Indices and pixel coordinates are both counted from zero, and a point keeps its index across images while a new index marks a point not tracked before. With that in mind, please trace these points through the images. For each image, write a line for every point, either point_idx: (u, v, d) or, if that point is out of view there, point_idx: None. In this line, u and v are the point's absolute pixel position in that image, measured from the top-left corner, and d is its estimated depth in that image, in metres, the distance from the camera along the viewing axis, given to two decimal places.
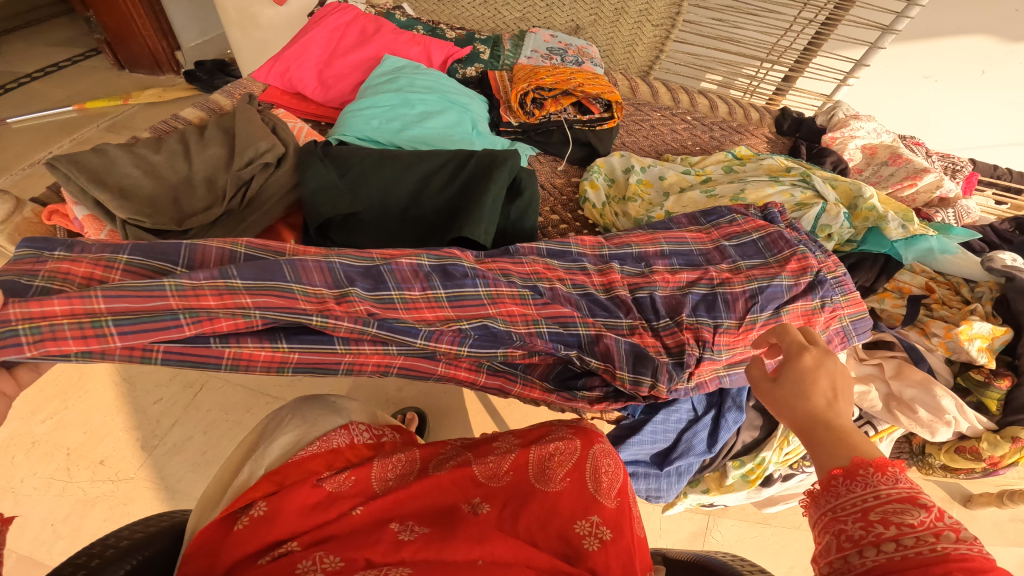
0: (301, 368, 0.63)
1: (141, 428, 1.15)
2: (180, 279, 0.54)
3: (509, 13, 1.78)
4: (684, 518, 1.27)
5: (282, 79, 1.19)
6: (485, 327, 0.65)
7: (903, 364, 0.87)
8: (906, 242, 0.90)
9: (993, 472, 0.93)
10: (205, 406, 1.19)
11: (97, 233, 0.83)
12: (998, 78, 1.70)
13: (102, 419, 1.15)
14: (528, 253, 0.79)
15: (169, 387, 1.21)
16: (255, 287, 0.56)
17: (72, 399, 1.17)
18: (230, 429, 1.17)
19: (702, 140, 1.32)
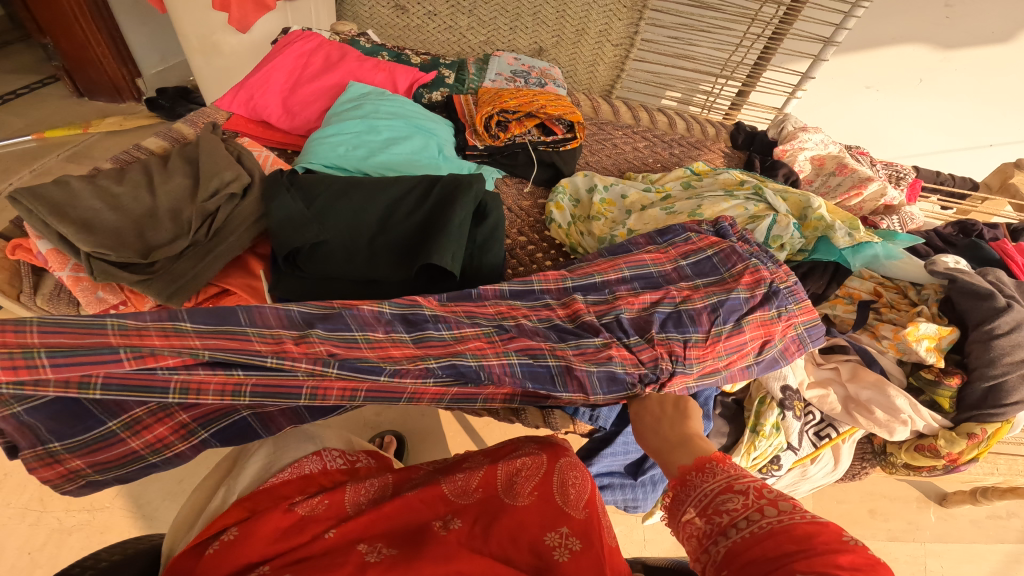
0: (260, 396, 0.56)
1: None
2: (124, 318, 0.52)
3: (474, 37, 1.83)
4: (665, 527, 1.29)
5: (246, 107, 1.18)
6: (454, 365, 0.64)
7: (857, 367, 0.92)
8: (853, 250, 0.95)
9: (954, 469, 0.94)
10: None
11: (61, 267, 0.81)
12: (935, 85, 1.81)
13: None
14: (490, 295, 0.80)
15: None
16: (204, 329, 0.55)
17: None
18: (208, 456, 1.18)
19: (663, 156, 1.37)
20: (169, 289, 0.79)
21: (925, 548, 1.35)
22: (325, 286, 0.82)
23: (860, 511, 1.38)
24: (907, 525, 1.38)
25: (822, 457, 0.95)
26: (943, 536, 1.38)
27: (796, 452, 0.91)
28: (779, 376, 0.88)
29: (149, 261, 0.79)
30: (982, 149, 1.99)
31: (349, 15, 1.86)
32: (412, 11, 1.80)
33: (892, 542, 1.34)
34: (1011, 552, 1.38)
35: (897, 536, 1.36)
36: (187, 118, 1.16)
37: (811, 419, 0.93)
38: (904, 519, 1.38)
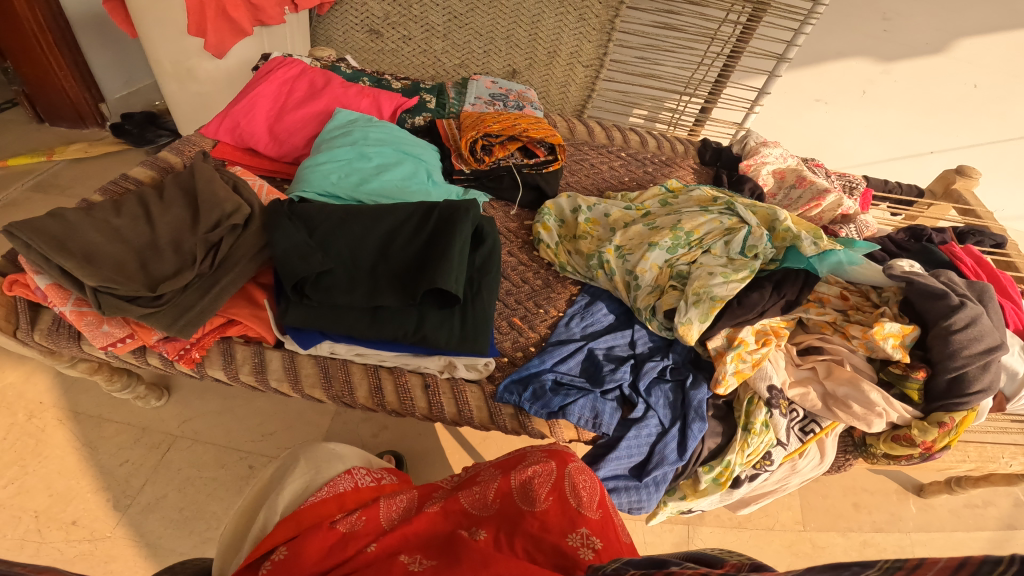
0: None
1: (112, 489, 1.18)
2: None
3: (449, 60, 1.88)
4: (665, 530, 1.36)
5: (232, 134, 1.17)
6: None
7: (832, 365, 0.99)
8: (819, 257, 1.01)
9: (930, 457, 0.99)
10: (175, 465, 1.23)
11: (63, 302, 0.82)
12: (877, 97, 1.95)
13: (68, 482, 1.17)
14: None
15: (136, 448, 1.24)
16: None
17: (31, 464, 1.18)
18: (205, 487, 1.20)
19: (638, 174, 1.45)
20: (178, 323, 0.81)
21: (910, 538, 1.44)
22: (334, 314, 0.84)
23: (846, 506, 1.47)
24: (889, 517, 1.48)
25: (809, 450, 0.99)
26: (925, 526, 1.48)
27: (785, 447, 0.95)
28: (765, 377, 0.94)
29: (157, 294, 0.80)
30: (925, 155, 2.14)
31: (323, 40, 1.89)
32: (387, 35, 1.84)
33: (878, 533, 1.44)
34: (990, 538, 1.49)
35: (883, 527, 1.45)
36: (172, 147, 1.15)
37: (796, 416, 0.98)
38: (886, 511, 1.49)
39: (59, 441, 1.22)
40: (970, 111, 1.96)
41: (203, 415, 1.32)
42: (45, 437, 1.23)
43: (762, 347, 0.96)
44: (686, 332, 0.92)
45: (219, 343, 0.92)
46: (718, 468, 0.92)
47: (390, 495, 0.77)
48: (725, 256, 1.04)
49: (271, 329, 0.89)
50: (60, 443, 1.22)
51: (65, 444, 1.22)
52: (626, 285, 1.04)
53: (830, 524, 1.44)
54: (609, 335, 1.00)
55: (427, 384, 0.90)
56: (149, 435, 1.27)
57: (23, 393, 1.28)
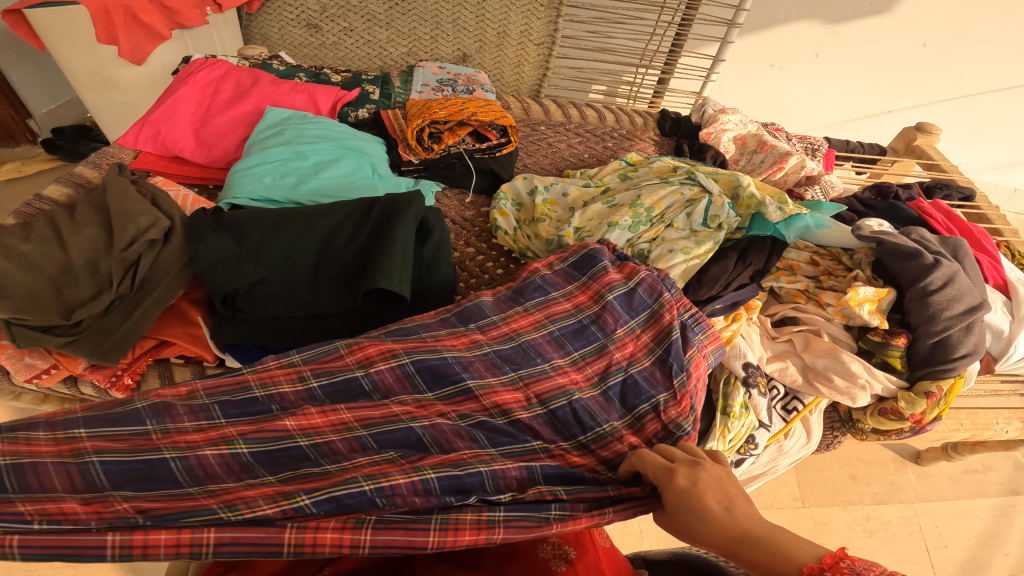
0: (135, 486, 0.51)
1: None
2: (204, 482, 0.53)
3: (396, 49, 1.80)
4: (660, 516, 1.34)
5: (154, 143, 1.08)
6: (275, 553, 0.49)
7: (809, 337, 0.94)
8: (786, 223, 0.96)
9: (921, 429, 0.96)
10: None
11: None
12: (831, 59, 1.92)
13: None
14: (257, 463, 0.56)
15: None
16: (132, 491, 0.50)
17: None
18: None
19: (597, 150, 1.40)
20: (102, 348, 0.75)
21: (913, 508, 1.46)
22: (272, 326, 0.78)
23: (843, 478, 1.48)
24: (889, 487, 1.49)
25: (794, 430, 0.95)
26: (927, 495, 1.49)
27: (768, 428, 0.91)
28: (739, 355, 0.91)
29: (72, 321, 0.74)
30: (882, 115, 2.11)
31: (258, 38, 1.78)
32: (326, 29, 1.74)
33: (880, 505, 1.45)
34: (996, 505, 1.51)
35: (884, 499, 1.46)
36: (86, 161, 1.06)
37: (777, 394, 0.94)
38: (886, 482, 1.50)
39: None
40: (925, 68, 1.93)
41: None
42: None
43: (733, 323, 0.93)
44: None
45: (157, 367, 0.85)
46: None
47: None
48: (688, 228, 1.00)
49: (210, 348, 0.81)
50: None
51: None
52: None
53: (830, 498, 1.44)
54: None
55: None
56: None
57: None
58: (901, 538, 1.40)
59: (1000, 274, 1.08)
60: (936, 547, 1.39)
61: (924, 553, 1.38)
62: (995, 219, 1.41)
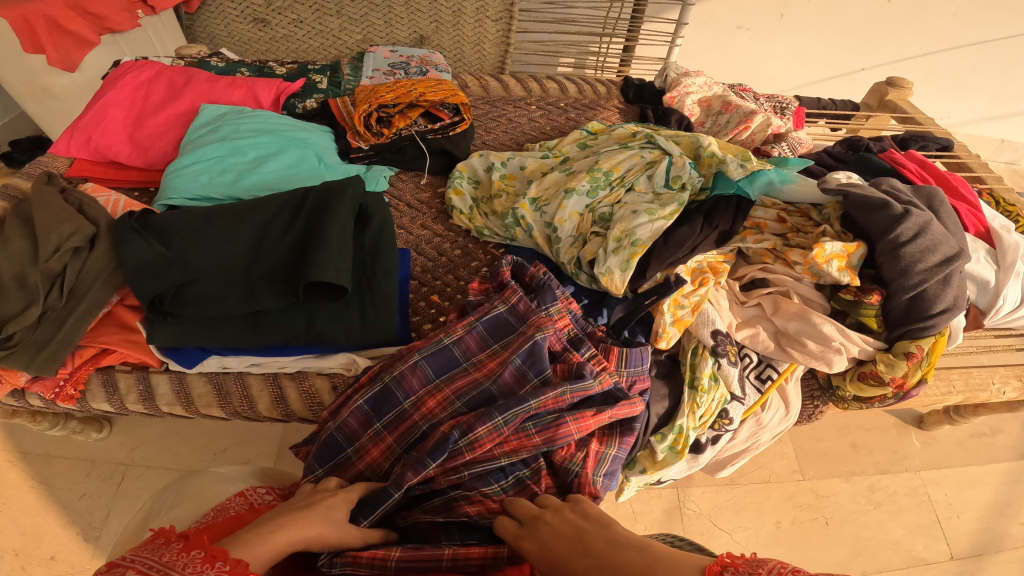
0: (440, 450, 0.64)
1: (77, 523, 1.13)
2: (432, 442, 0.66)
3: (349, 37, 1.74)
4: (654, 497, 1.31)
5: (88, 149, 1.03)
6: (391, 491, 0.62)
7: (779, 299, 0.90)
8: (749, 179, 0.91)
9: (906, 395, 0.92)
10: (133, 493, 1.17)
11: None
12: (797, 18, 1.85)
13: (36, 519, 1.13)
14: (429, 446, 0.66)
15: (89, 480, 1.18)
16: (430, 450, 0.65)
17: None
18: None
19: (559, 123, 1.35)
20: (36, 361, 0.70)
21: (920, 478, 1.43)
22: (207, 325, 0.74)
23: (843, 448, 1.46)
24: (894, 456, 1.46)
25: (771, 402, 0.91)
26: (933, 463, 1.47)
27: (743, 401, 0.88)
28: (708, 322, 0.86)
29: (3, 336, 0.69)
30: (858, 73, 2.05)
31: (204, 37, 1.72)
32: (275, 22, 1.68)
33: (884, 475, 1.42)
34: (1007, 470, 1.49)
35: (887, 468, 1.44)
36: (18, 172, 1.01)
37: (750, 363, 0.90)
38: (889, 450, 1.47)
39: (12, 483, 1.16)
40: (898, 21, 1.87)
41: (151, 441, 1.24)
42: None
43: (700, 288, 0.87)
44: (608, 283, 0.83)
45: (98, 375, 0.78)
46: (672, 435, 0.81)
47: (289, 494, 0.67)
48: (651, 191, 0.95)
49: (151, 353, 0.76)
50: (11, 483, 1.17)
51: (15, 485, 1.16)
52: (548, 240, 0.94)
53: (832, 470, 1.41)
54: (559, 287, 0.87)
55: (334, 386, 0.79)
56: (99, 466, 1.20)
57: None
58: (907, 509, 1.37)
59: (981, 221, 1.03)
60: (947, 518, 1.37)
61: (935, 524, 1.36)
62: (976, 167, 1.36)
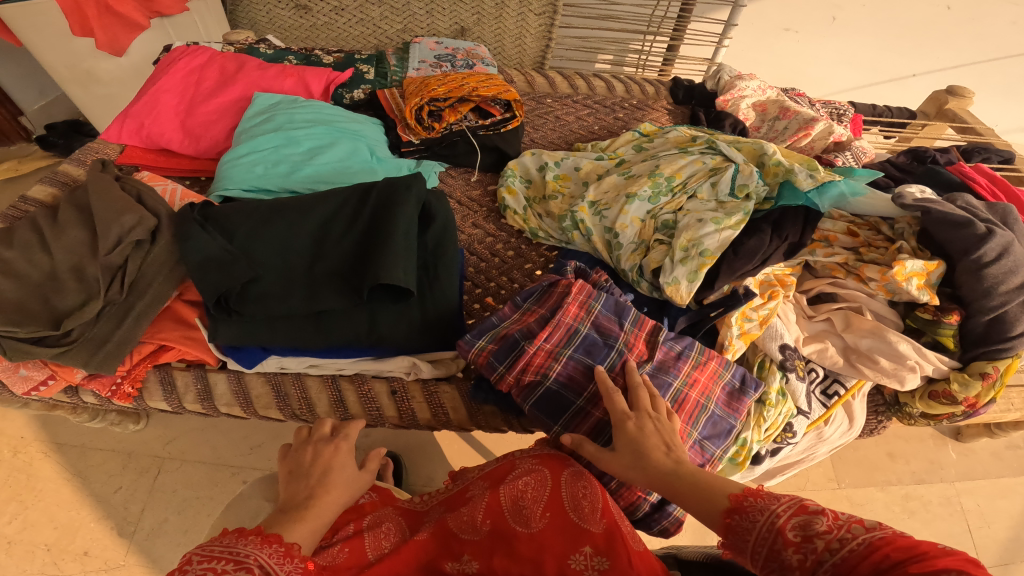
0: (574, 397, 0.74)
1: (112, 517, 1.13)
2: (579, 396, 0.74)
3: (390, 27, 1.72)
4: None
5: (139, 136, 1.02)
6: (543, 394, 0.74)
7: (851, 315, 0.93)
8: (818, 191, 0.91)
9: (976, 412, 0.93)
10: (170, 487, 1.17)
11: None
12: (848, 22, 1.80)
13: (70, 513, 1.13)
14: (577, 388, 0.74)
15: (126, 473, 1.18)
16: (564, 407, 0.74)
17: (30, 498, 1.14)
18: (203, 506, 1.15)
19: (608, 122, 1.32)
20: (96, 358, 0.69)
21: (955, 488, 1.40)
22: (270, 325, 0.73)
23: (880, 456, 1.43)
24: (929, 465, 1.43)
25: (835, 417, 0.95)
26: (969, 474, 1.44)
27: (808, 415, 0.92)
28: (775, 336, 0.88)
29: (63, 332, 0.67)
30: (906, 79, 1.99)
31: (245, 23, 1.71)
32: (316, 9, 1.66)
33: (920, 485, 1.39)
34: None
35: (924, 478, 1.41)
36: (68, 158, 1.00)
37: (816, 377, 0.93)
38: (924, 459, 1.44)
39: (50, 474, 1.17)
40: (952, 28, 1.81)
41: (186, 433, 1.24)
42: (35, 471, 1.17)
43: (769, 302, 0.88)
44: (674, 293, 0.83)
45: (155, 373, 0.77)
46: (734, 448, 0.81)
47: (375, 524, 0.72)
48: (714, 199, 0.93)
49: (210, 351, 0.75)
50: (50, 474, 1.17)
51: (54, 476, 1.17)
52: (607, 245, 0.92)
53: (867, 479, 1.39)
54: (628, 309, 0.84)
55: (393, 390, 0.79)
56: (136, 459, 1.20)
57: (2, 430, 1.21)
58: (941, 518, 1.35)
59: None
60: (979, 528, 1.34)
61: (966, 534, 1.33)
62: None
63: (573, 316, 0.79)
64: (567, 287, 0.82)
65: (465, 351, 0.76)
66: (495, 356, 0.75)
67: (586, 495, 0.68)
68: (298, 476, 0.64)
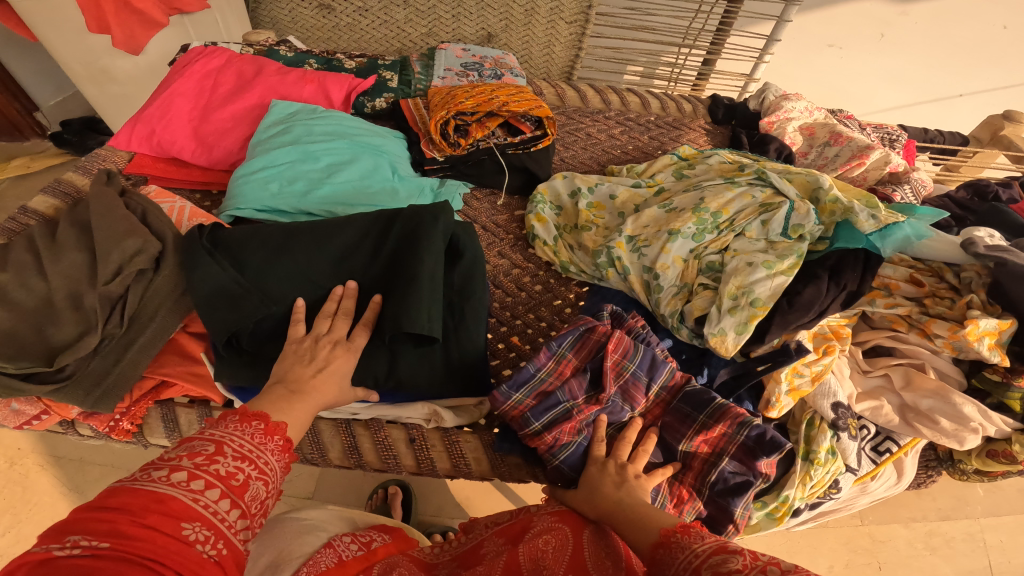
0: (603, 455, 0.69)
1: None
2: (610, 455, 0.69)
3: (414, 30, 1.65)
4: None
5: (149, 144, 0.96)
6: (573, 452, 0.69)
7: (911, 372, 0.85)
8: (880, 234, 0.82)
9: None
10: None
11: None
12: (895, 40, 1.71)
13: None
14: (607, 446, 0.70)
15: None
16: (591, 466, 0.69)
17: (23, 514, 1.09)
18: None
19: (642, 141, 1.24)
20: (92, 396, 0.63)
21: (979, 523, 1.31)
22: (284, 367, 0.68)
23: (906, 490, 1.34)
24: (956, 501, 1.34)
25: (883, 472, 0.89)
26: (994, 509, 1.34)
27: (855, 472, 0.84)
28: (827, 394, 0.81)
29: (56, 368, 0.62)
30: (952, 100, 1.89)
31: (267, 22, 1.65)
32: (340, 9, 1.60)
33: (945, 521, 1.30)
34: None
35: (950, 514, 1.32)
36: (76, 166, 0.95)
37: (868, 434, 0.87)
38: (952, 495, 1.35)
39: (44, 489, 1.12)
40: (1006, 49, 1.71)
41: None
42: (30, 485, 1.12)
43: (824, 357, 0.81)
44: (719, 345, 0.76)
45: (157, 409, 0.72)
46: (773, 504, 0.77)
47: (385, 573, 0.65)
48: (763, 239, 0.85)
49: (216, 389, 0.69)
50: (45, 490, 1.12)
51: (49, 491, 1.12)
52: (645, 285, 0.85)
53: (890, 514, 1.30)
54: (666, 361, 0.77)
55: (412, 438, 0.73)
56: None
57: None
58: (963, 554, 1.27)
59: None
60: (1000, 564, 1.26)
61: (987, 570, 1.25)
62: None
63: (606, 377, 0.73)
64: (606, 342, 0.76)
65: (498, 402, 0.70)
66: (530, 412, 0.69)
67: (609, 553, 0.62)
68: (299, 363, 0.60)
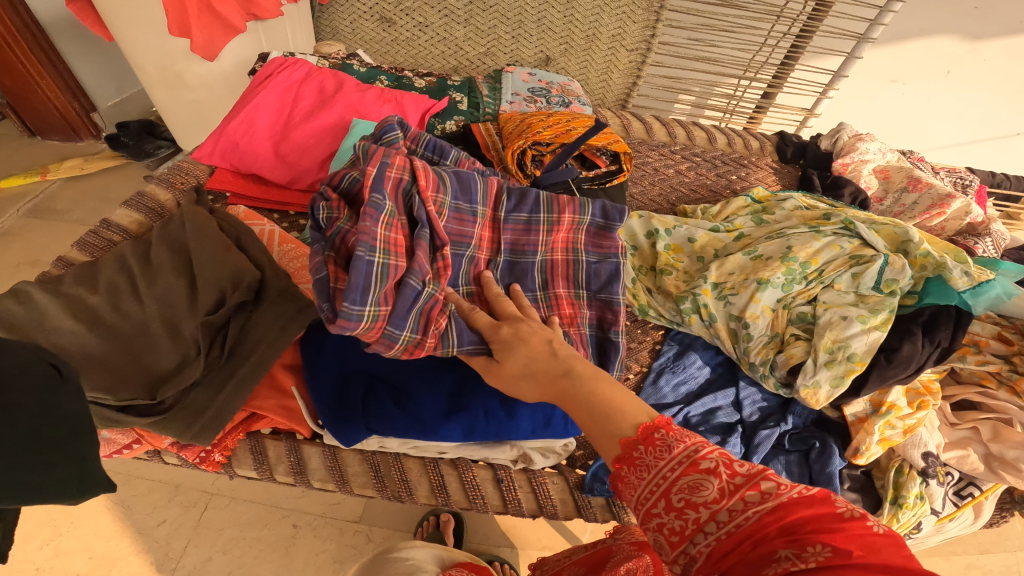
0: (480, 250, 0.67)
1: (153, 551, 1.08)
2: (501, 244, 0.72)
3: (473, 49, 1.65)
4: None
5: (230, 157, 0.97)
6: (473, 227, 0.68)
7: (1000, 425, 0.83)
8: (974, 292, 0.79)
9: None
10: (216, 525, 1.12)
11: None
12: (963, 77, 1.68)
13: (109, 543, 1.08)
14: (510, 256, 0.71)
15: (171, 506, 1.13)
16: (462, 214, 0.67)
17: (67, 525, 1.08)
18: (251, 548, 1.10)
19: (709, 179, 1.22)
20: (192, 428, 0.63)
21: None
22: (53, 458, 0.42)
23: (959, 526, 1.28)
24: (998, 538, 1.28)
25: (962, 514, 0.87)
26: None
27: (938, 514, 0.83)
28: (918, 444, 0.81)
29: (157, 399, 0.61)
30: (1010, 138, 1.87)
31: (329, 33, 1.66)
32: (401, 24, 1.60)
33: (987, 558, 1.24)
34: None
35: (993, 552, 1.26)
36: (159, 179, 0.95)
37: (952, 480, 0.84)
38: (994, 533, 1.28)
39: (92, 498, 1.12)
40: None
41: None
42: None
43: (918, 411, 0.81)
44: (810, 397, 0.76)
45: (246, 440, 0.72)
46: None
47: None
48: (853, 291, 0.83)
49: (305, 422, 0.70)
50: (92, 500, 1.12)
51: (96, 501, 1.11)
52: (731, 334, 0.84)
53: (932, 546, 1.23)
54: (708, 397, 0.84)
55: (499, 478, 0.73)
56: (183, 492, 1.15)
57: None
58: None
59: None
60: None
61: None
62: None
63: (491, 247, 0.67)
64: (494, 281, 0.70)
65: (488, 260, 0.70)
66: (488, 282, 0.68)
67: None
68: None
